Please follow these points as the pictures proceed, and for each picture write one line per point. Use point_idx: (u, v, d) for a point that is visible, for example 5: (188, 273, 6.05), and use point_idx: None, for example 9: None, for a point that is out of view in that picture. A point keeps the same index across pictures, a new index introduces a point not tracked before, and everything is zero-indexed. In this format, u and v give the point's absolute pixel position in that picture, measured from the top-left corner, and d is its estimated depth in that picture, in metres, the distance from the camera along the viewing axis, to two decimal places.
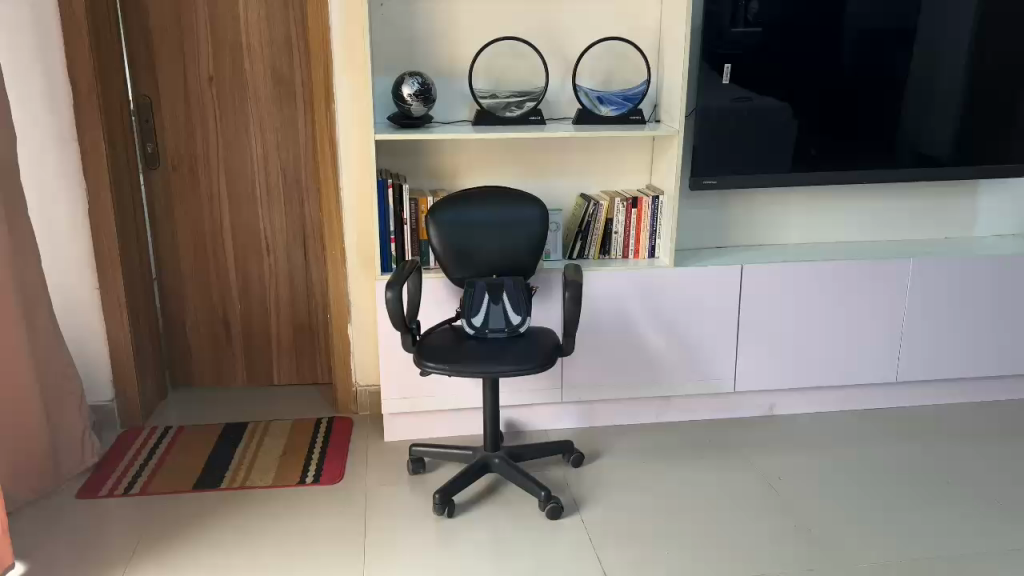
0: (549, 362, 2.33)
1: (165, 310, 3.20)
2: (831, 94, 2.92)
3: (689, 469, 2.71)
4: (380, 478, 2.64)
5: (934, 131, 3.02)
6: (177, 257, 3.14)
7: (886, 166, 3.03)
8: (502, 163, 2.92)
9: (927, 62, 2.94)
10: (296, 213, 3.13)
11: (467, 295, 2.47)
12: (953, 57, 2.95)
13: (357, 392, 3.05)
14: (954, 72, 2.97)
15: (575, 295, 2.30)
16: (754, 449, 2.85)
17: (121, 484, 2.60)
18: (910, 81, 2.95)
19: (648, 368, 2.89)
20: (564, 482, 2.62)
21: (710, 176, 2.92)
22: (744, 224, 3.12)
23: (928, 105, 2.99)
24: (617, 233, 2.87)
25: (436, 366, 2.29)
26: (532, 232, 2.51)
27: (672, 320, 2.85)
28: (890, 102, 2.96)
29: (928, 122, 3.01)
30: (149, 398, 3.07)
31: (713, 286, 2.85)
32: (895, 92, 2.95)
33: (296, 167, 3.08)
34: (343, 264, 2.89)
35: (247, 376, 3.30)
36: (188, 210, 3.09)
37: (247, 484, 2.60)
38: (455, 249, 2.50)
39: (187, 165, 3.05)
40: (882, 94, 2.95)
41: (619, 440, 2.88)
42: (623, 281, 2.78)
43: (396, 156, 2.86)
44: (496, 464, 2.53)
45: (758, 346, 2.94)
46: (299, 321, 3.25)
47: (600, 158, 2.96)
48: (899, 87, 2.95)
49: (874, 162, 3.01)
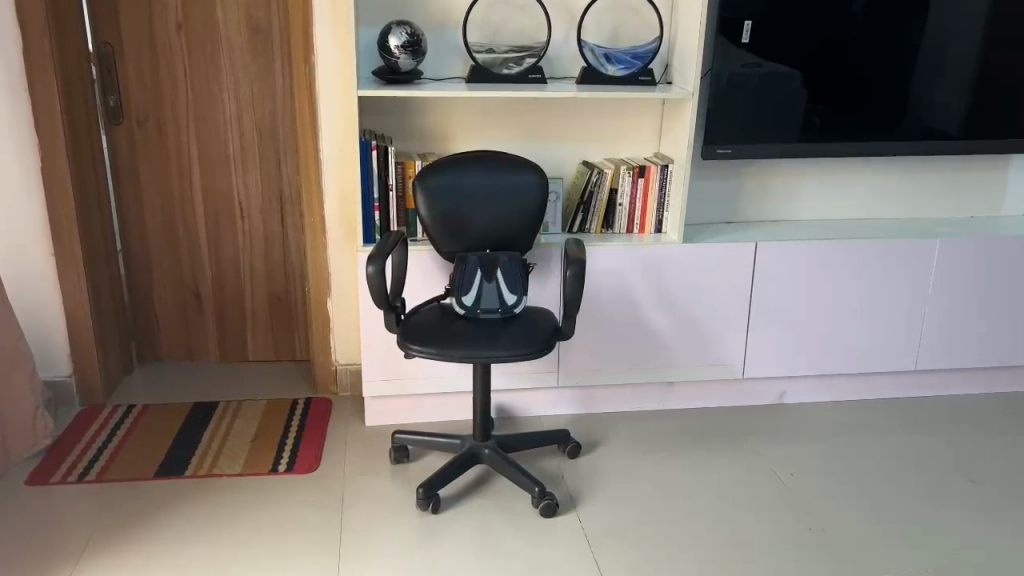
0: (547, 347, 2.11)
1: (130, 278, 2.96)
2: (844, 62, 2.67)
3: (696, 462, 2.51)
4: (361, 468, 2.42)
5: (946, 102, 2.79)
6: (142, 220, 2.90)
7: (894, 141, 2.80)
8: (499, 125, 2.67)
9: (944, 26, 2.70)
10: (273, 176, 2.87)
11: (458, 272, 2.24)
12: (968, 22, 2.71)
13: (337, 371, 2.82)
14: (972, 38, 2.72)
15: (578, 276, 2.06)
16: (764, 440, 2.65)
17: (76, 472, 2.37)
18: (924, 49, 2.71)
19: (653, 351, 2.68)
20: (559, 474, 2.41)
21: (724, 145, 2.68)
22: (759, 198, 2.89)
23: (942, 74, 2.75)
24: (622, 205, 2.64)
25: (421, 350, 2.07)
26: (528, 203, 2.28)
27: (680, 302, 2.64)
28: (901, 71, 2.72)
29: (937, 92, 2.77)
30: (112, 372, 2.84)
31: (725, 266, 2.63)
32: (908, 60, 2.71)
33: (274, 125, 2.82)
34: (323, 234, 2.66)
35: (219, 350, 3.07)
36: (155, 171, 2.85)
37: (215, 472, 2.38)
38: (446, 221, 2.27)
39: (153, 120, 2.79)
40: (897, 62, 2.71)
41: (620, 429, 2.67)
42: (627, 257, 2.56)
43: (382, 116, 2.60)
44: (486, 455, 2.31)
45: (771, 330, 2.73)
46: (275, 292, 3.01)
47: (606, 123, 2.72)
48: (911, 56, 2.71)
49: (881, 136, 2.78)
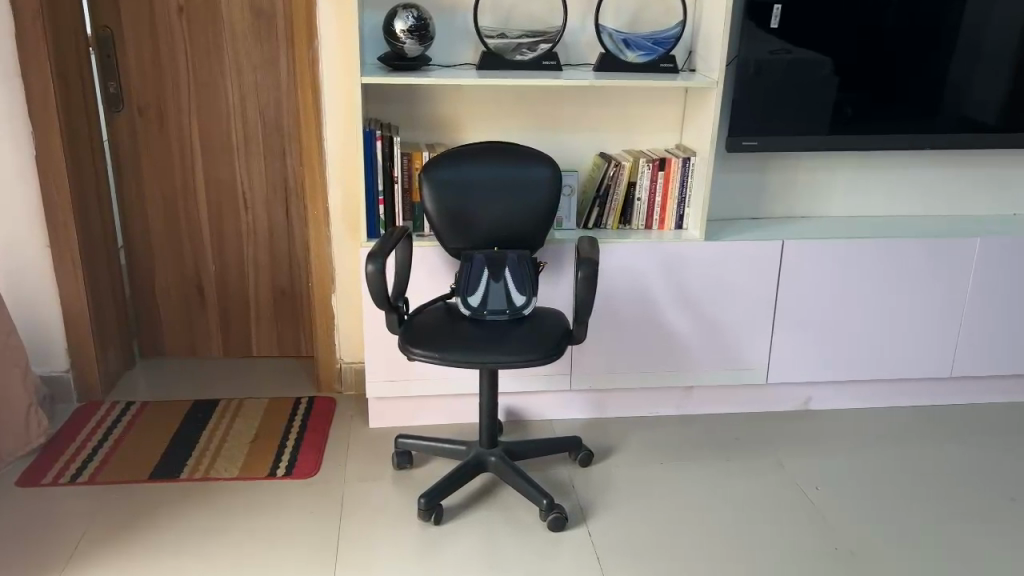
0: (556, 352, 1.99)
1: (131, 270, 2.88)
2: (881, 48, 2.51)
3: (715, 472, 2.38)
4: (362, 473, 2.31)
5: (989, 92, 2.61)
6: (144, 211, 2.81)
7: (934, 133, 2.63)
8: (511, 114, 2.54)
9: (990, 11, 2.52)
10: (277, 165, 2.77)
11: (464, 270, 2.13)
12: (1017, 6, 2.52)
13: (340, 369, 2.72)
14: (1019, 23, 2.54)
15: (589, 276, 1.92)
16: (787, 450, 2.51)
17: (68, 472, 2.28)
18: (967, 34, 2.53)
19: (671, 354, 2.55)
20: (570, 483, 2.28)
21: (750, 137, 2.53)
22: (787, 193, 2.73)
23: (985, 62, 2.57)
24: (640, 199, 2.50)
25: (423, 353, 1.96)
26: (539, 198, 2.15)
27: (700, 303, 2.50)
28: (942, 58, 2.55)
29: (980, 81, 2.60)
30: (111, 367, 2.76)
31: (748, 265, 2.48)
32: (949, 47, 2.54)
33: (278, 113, 2.71)
34: (325, 228, 2.55)
35: (222, 345, 2.98)
36: (156, 160, 2.75)
37: (210, 475, 2.28)
38: (453, 216, 2.15)
39: (154, 108, 2.69)
40: (938, 49, 2.53)
41: (634, 435, 2.54)
42: (644, 255, 2.42)
43: (389, 104, 2.48)
44: (492, 463, 2.19)
45: (796, 333, 2.58)
46: (279, 286, 2.91)
47: (624, 112, 2.57)
48: (953, 42, 2.53)
49: (920, 128, 2.61)
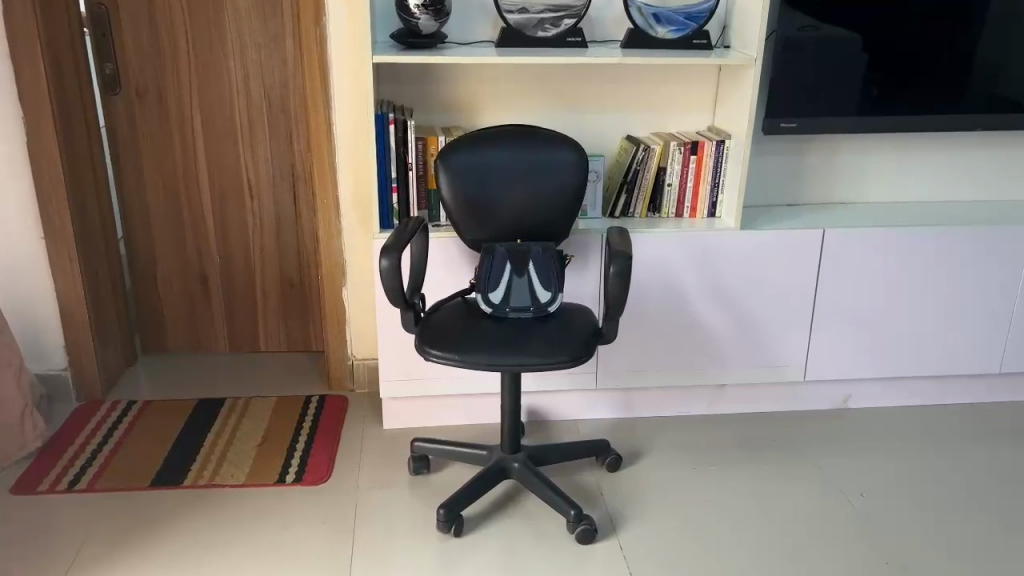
0: (584, 354, 1.83)
1: (132, 262, 2.74)
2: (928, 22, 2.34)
3: (751, 477, 2.23)
4: (376, 479, 2.17)
5: None
6: (144, 200, 2.66)
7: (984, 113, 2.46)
8: (532, 95, 2.38)
9: None
10: (283, 150, 2.62)
11: (485, 264, 2.00)
12: None
13: (352, 365, 2.58)
14: None
15: (622, 271, 1.77)
16: (827, 452, 2.36)
17: (65, 479, 2.15)
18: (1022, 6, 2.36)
19: (703, 351, 2.40)
20: (598, 491, 2.14)
21: (788, 118, 2.36)
22: (825, 178, 2.56)
23: None
24: (671, 185, 2.34)
25: (441, 355, 1.81)
26: (563, 183, 2.00)
27: (734, 298, 2.35)
28: (994, 32, 2.38)
29: None
30: (111, 364, 2.63)
31: (787, 256, 2.32)
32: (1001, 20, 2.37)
33: (283, 94, 2.56)
34: (335, 219, 2.40)
35: (228, 339, 2.85)
36: (157, 146, 2.60)
37: (216, 482, 2.15)
38: (472, 206, 2.00)
39: (153, 90, 2.54)
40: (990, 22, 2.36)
41: (664, 437, 2.39)
42: (675, 246, 2.27)
43: (401, 84, 2.33)
44: (516, 470, 2.05)
45: (836, 327, 2.42)
46: (287, 277, 2.77)
47: (652, 92, 2.41)
48: (1005, 15, 2.36)
49: (968, 107, 2.44)
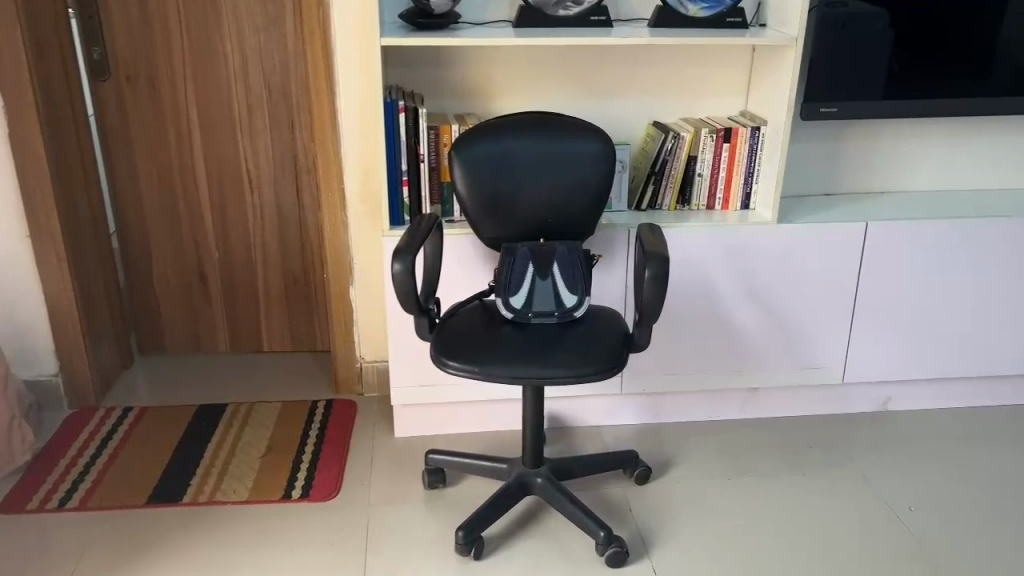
0: (616, 364, 1.68)
1: (126, 258, 2.59)
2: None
3: (790, 489, 2.08)
4: (388, 494, 2.03)
5: None
6: (137, 192, 2.51)
7: None
8: (552, 79, 2.21)
9: None
10: (285, 139, 2.45)
11: (505, 265, 1.83)
12: None
13: (361, 368, 2.43)
14: None
15: (658, 276, 1.61)
16: (869, 459, 2.21)
17: (56, 496, 2.01)
18: None
19: (735, 353, 2.25)
20: (626, 506, 2.00)
21: (830, 103, 2.18)
22: (865, 165, 2.39)
23: None
24: (701, 175, 2.18)
25: (460, 367, 1.66)
26: (588, 176, 1.84)
27: (770, 296, 2.19)
28: None
29: None
30: (106, 368, 2.48)
31: (827, 250, 2.16)
32: None
33: (284, 79, 2.39)
34: (341, 213, 2.24)
35: (229, 338, 2.70)
36: (150, 135, 2.44)
37: (217, 498, 2.01)
38: (491, 202, 1.84)
39: (145, 76, 2.37)
40: None
41: (694, 445, 2.24)
42: (707, 241, 2.11)
43: (411, 68, 2.16)
44: (539, 486, 1.90)
45: (877, 326, 2.27)
46: (290, 272, 2.61)
47: (681, 75, 2.24)
48: None
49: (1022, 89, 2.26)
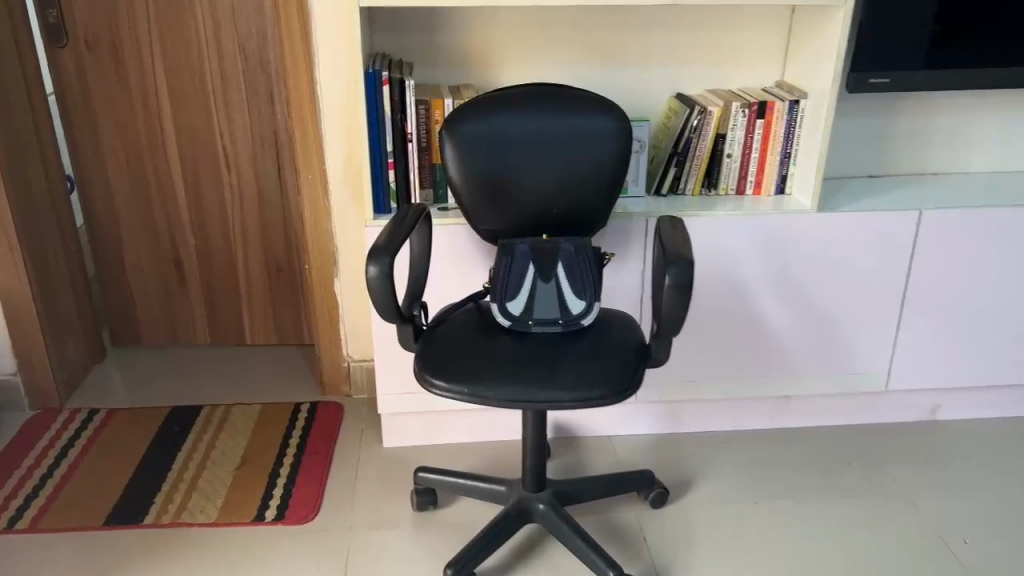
0: (630, 386, 1.43)
1: (94, 243, 2.36)
2: None
3: (826, 513, 1.84)
4: (373, 515, 1.81)
5: None
6: (103, 171, 2.27)
7: None
8: (562, 45, 1.94)
9: None
10: (264, 112, 2.20)
11: (502, 264, 1.59)
12: None
13: (349, 367, 2.21)
14: None
15: (680, 284, 1.35)
16: (916, 478, 1.96)
17: (5, 514, 1.81)
18: None
19: (766, 357, 1.99)
20: (640, 533, 1.77)
21: (882, 72, 1.89)
22: (916, 144, 2.11)
23: None
24: (730, 156, 1.91)
25: (446, 388, 1.42)
26: (599, 157, 1.58)
27: (806, 293, 1.93)
28: None
29: None
30: (72, 365, 2.27)
31: (873, 242, 1.89)
32: None
33: (262, 45, 2.13)
34: (324, 197, 2.00)
35: (209, 330, 2.48)
36: (115, 108, 2.20)
37: (182, 520, 1.79)
38: (488, 189, 1.59)
39: (106, 41, 2.12)
40: None
41: (717, 459, 2.01)
42: (737, 232, 1.85)
43: (401, 34, 1.90)
44: (540, 514, 1.67)
45: (928, 327, 2.00)
46: (273, 260, 2.38)
47: (710, 41, 1.96)
48: None
49: None
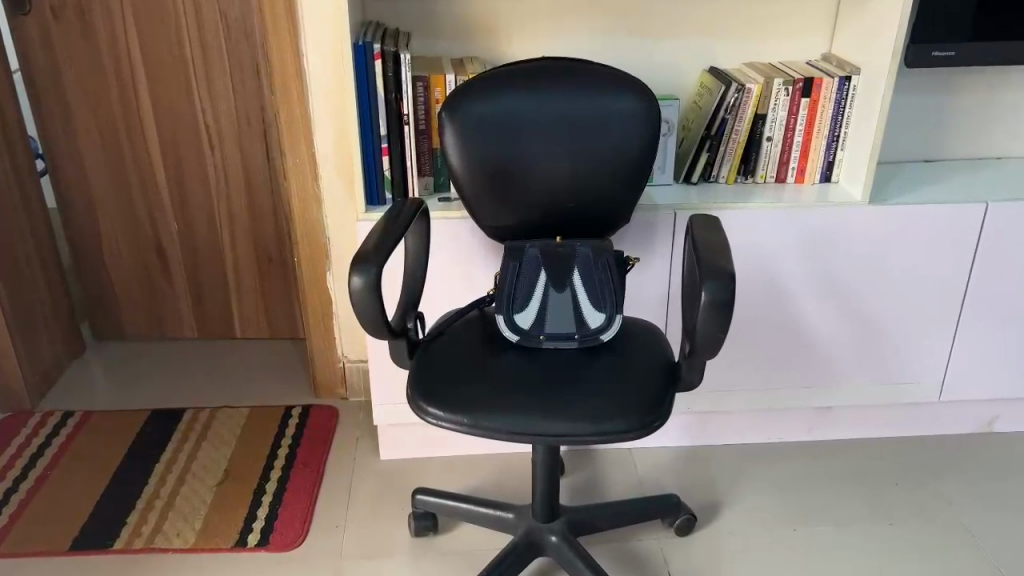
0: (656, 415, 1.22)
1: (69, 228, 2.17)
2: None
3: (872, 540, 1.64)
4: (367, 539, 1.64)
5: None
6: (77, 149, 2.07)
7: None
8: (581, 14, 1.71)
9: None
10: (249, 85, 1.99)
11: (509, 272, 1.42)
12: None
13: (344, 367, 2.03)
14: None
15: (718, 302, 1.14)
16: (972, 499, 1.75)
17: None
18: None
19: (804, 365, 1.79)
20: (663, 565, 1.58)
21: (946, 43, 1.65)
22: (979, 125, 1.87)
23: None
24: (770, 140, 1.69)
25: (442, 416, 1.23)
26: (621, 143, 1.36)
27: (854, 296, 1.72)
28: None
29: None
30: (47, 362, 2.10)
31: (931, 237, 1.67)
32: None
33: (245, 11, 1.91)
34: (313, 184, 1.80)
35: (195, 322, 2.30)
36: (86, 81, 1.99)
37: (154, 545, 1.62)
38: (492, 181, 1.38)
39: (74, 7, 1.91)
40: None
41: (749, 476, 1.81)
42: (778, 228, 1.63)
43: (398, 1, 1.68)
44: (552, 547, 1.49)
45: (989, 331, 1.78)
46: (262, 247, 2.19)
47: (748, 8, 1.72)
48: None
49: None
